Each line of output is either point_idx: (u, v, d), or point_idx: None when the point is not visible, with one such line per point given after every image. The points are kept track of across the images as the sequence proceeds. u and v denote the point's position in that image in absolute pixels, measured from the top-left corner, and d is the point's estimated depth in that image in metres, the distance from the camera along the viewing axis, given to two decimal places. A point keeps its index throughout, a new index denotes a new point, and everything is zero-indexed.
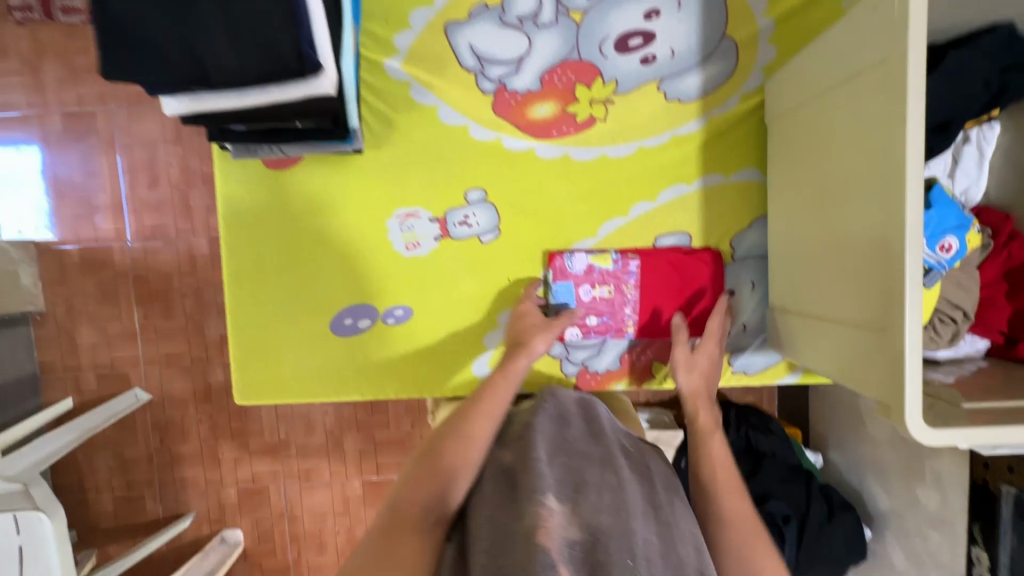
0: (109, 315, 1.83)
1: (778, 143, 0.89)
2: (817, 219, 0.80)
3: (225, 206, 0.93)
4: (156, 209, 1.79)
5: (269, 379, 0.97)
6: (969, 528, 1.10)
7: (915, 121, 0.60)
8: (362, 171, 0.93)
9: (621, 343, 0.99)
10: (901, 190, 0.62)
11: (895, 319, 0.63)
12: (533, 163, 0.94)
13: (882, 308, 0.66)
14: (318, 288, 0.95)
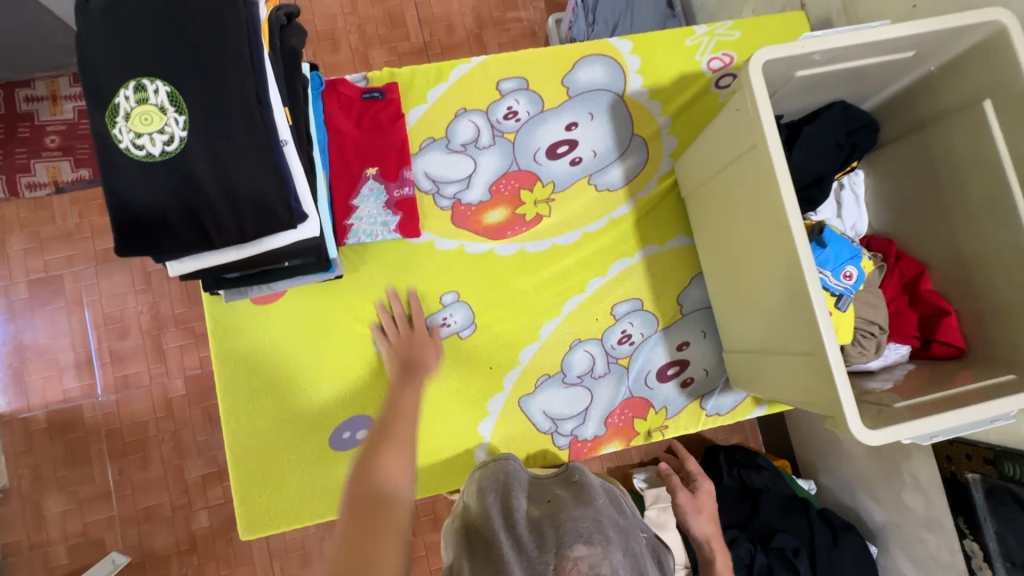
0: (80, 477, 1.75)
1: (696, 211, 1.06)
2: (740, 271, 0.95)
3: (218, 347, 0.99)
4: (128, 358, 1.78)
5: (274, 507, 0.97)
6: (957, 523, 1.17)
7: (788, 189, 0.77)
8: (343, 293, 1.02)
9: (602, 408, 1.06)
10: (793, 244, 0.77)
11: (820, 345, 0.76)
12: (496, 261, 1.06)
13: (809, 338, 0.79)
14: (313, 409, 1.00)
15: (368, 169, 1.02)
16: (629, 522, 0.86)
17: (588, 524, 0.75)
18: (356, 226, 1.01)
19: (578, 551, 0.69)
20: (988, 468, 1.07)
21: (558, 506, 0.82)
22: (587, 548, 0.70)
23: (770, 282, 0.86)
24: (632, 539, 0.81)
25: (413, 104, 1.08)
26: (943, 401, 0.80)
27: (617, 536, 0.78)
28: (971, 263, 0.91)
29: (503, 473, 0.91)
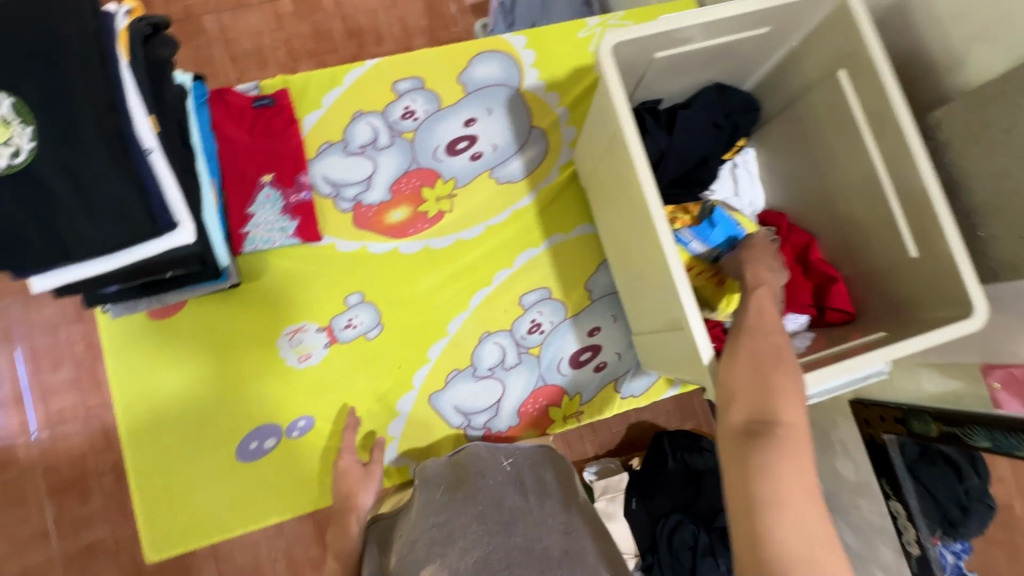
0: (17, 518, 1.69)
1: (594, 200, 1.09)
2: (629, 254, 0.98)
3: (115, 365, 0.97)
4: (62, 391, 1.73)
5: (182, 525, 0.96)
6: (880, 485, 1.19)
7: (646, 167, 0.80)
8: (244, 301, 1.01)
9: (515, 399, 1.06)
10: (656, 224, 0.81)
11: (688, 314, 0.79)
12: (401, 260, 1.06)
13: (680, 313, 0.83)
14: (219, 420, 0.98)
15: (263, 176, 1.02)
16: (473, 478, 0.85)
17: (421, 547, 0.75)
18: (252, 233, 1.00)
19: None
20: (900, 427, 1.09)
21: (401, 533, 0.80)
22: (428, 574, 0.72)
23: (648, 261, 0.89)
24: (474, 498, 0.81)
25: (307, 109, 1.07)
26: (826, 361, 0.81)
27: (451, 518, 0.78)
28: (850, 226, 0.93)
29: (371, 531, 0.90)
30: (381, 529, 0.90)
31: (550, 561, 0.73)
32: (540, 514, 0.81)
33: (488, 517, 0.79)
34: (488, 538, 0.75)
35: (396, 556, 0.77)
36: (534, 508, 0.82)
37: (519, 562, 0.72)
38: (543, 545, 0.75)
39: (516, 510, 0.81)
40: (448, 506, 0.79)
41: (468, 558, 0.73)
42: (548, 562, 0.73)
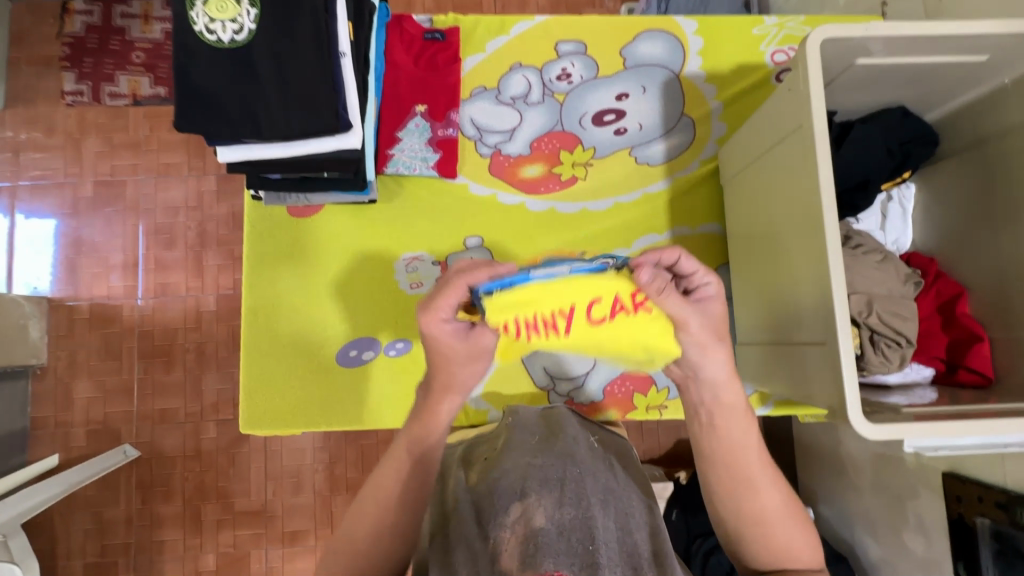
0: (109, 370, 1.87)
1: (732, 201, 1.04)
2: (767, 260, 0.92)
3: (252, 250, 1.05)
4: (169, 268, 1.89)
5: (276, 408, 1.04)
6: (955, 567, 1.13)
7: (827, 171, 0.76)
8: (375, 220, 1.07)
9: (603, 376, 1.08)
10: (824, 228, 0.76)
11: (833, 333, 0.74)
12: (525, 214, 1.09)
13: (821, 328, 0.77)
14: (331, 321, 1.05)
15: (417, 106, 1.06)
16: (569, 442, 0.88)
17: (517, 479, 0.78)
18: (396, 156, 1.05)
19: (512, 512, 0.72)
20: (998, 514, 1.03)
21: (490, 467, 0.85)
22: (522, 504, 0.73)
23: (794, 268, 0.84)
24: (574, 461, 0.82)
25: (471, 52, 1.09)
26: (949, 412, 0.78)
27: (551, 468, 0.80)
28: (1014, 289, 0.87)
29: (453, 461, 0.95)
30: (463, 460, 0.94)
31: (640, 561, 0.69)
32: (629, 505, 0.80)
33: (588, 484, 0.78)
34: (588, 502, 0.73)
35: (485, 479, 0.83)
36: (629, 501, 0.80)
37: (613, 541, 0.70)
38: (633, 539, 0.72)
39: (612, 491, 0.80)
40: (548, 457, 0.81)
41: (566, 506, 0.72)
42: (638, 562, 0.69)
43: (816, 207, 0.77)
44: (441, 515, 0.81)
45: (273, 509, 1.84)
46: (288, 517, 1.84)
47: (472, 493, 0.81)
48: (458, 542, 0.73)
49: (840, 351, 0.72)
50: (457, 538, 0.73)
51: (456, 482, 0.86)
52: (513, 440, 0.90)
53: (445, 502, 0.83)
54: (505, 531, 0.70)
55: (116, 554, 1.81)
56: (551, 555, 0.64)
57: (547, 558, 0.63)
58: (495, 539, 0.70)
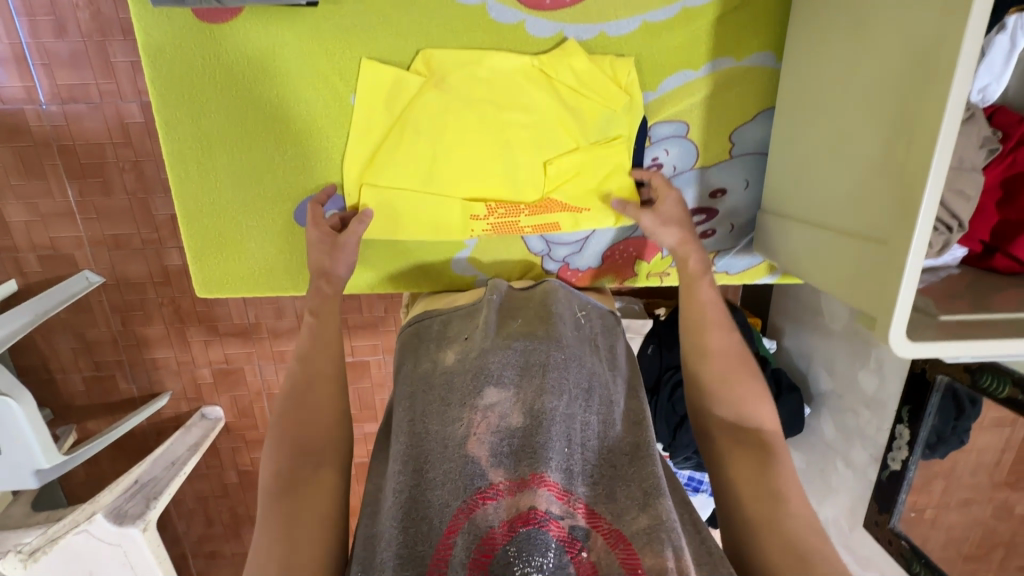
0: (38, 190, 1.63)
1: (800, 41, 0.80)
2: (835, 129, 0.75)
3: (153, 73, 0.78)
4: (69, 65, 1.50)
5: (233, 272, 0.91)
6: (899, 410, 1.24)
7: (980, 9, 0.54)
8: (319, 32, 0.79)
9: (602, 242, 0.97)
10: (945, 88, 0.57)
11: (899, 233, 0.62)
12: (525, 39, 0.82)
13: (891, 220, 0.64)
14: (279, 172, 0.86)
15: None
16: (557, 322, 0.87)
17: (496, 366, 0.79)
18: None
19: (488, 399, 0.75)
20: (963, 375, 1.10)
21: (468, 343, 0.85)
22: (499, 394, 0.76)
23: (874, 141, 0.68)
24: (559, 344, 0.83)
25: None
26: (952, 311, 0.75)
27: (533, 355, 0.81)
28: None
29: (427, 332, 0.92)
30: (437, 334, 0.92)
31: (618, 455, 0.77)
32: (612, 391, 0.85)
33: (571, 372, 0.80)
34: (570, 397, 0.77)
35: (461, 360, 0.83)
36: (611, 386, 0.86)
37: (593, 440, 0.76)
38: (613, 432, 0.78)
39: (596, 377, 0.84)
40: (532, 344, 0.82)
41: (547, 402, 0.75)
42: (618, 457, 0.77)
43: (945, 57, 0.57)
44: (413, 389, 0.83)
45: (257, 329, 1.86)
46: (273, 338, 1.88)
47: (445, 370, 0.82)
48: (429, 420, 0.76)
49: (909, 249, 0.60)
50: (426, 414, 0.77)
51: (431, 355, 0.87)
52: (495, 317, 0.88)
53: (420, 370, 0.85)
54: (475, 415, 0.73)
55: (110, 368, 1.87)
56: (529, 460, 0.69)
57: (526, 464, 0.69)
58: (465, 422, 0.73)
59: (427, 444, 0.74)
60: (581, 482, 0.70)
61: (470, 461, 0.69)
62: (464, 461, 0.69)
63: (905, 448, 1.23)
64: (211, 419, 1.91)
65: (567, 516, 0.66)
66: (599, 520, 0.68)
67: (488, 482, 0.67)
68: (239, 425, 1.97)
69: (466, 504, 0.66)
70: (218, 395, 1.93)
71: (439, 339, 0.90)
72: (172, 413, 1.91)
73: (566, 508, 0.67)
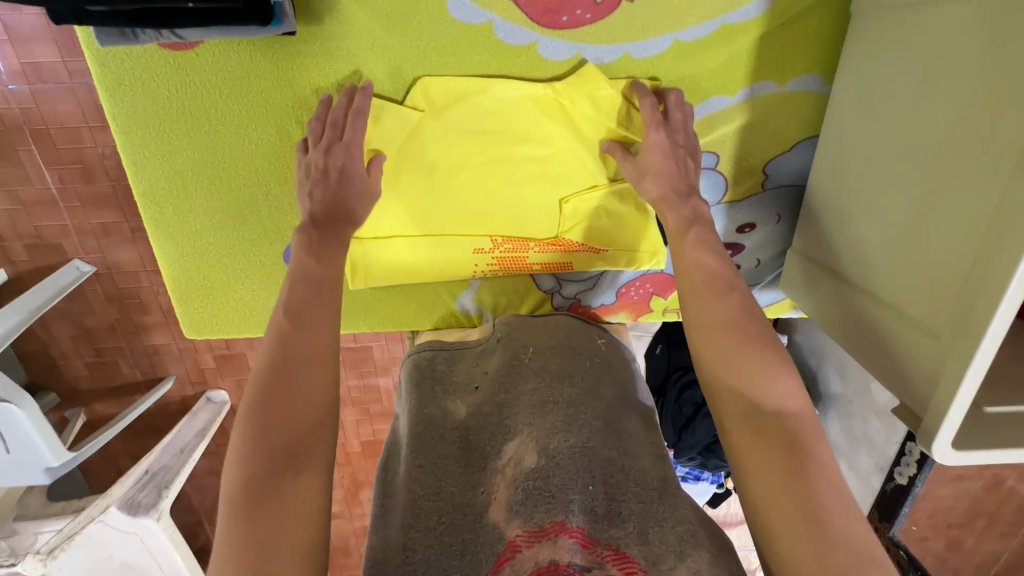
0: (14, 177, 1.54)
1: (860, 98, 0.76)
2: (911, 194, 0.70)
3: (114, 109, 0.69)
4: (32, 41, 1.36)
5: (223, 315, 0.85)
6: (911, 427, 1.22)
7: None
8: (314, 58, 0.71)
9: (617, 278, 0.94)
10: None
11: (983, 304, 0.58)
12: (541, 63, 0.76)
13: (965, 306, 0.61)
14: (268, 210, 0.78)
15: None
16: (571, 358, 0.84)
17: (511, 415, 0.76)
18: None
19: (505, 449, 0.73)
20: None
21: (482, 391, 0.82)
22: (515, 446, 0.73)
23: (957, 217, 0.64)
24: (572, 380, 0.80)
25: None
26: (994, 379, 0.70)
27: (546, 394, 0.78)
28: None
29: (430, 370, 0.87)
30: (443, 376, 0.87)
31: (647, 487, 0.71)
32: (630, 428, 0.81)
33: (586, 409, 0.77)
34: (586, 433, 0.73)
35: (474, 411, 0.80)
36: (626, 418, 0.82)
37: (614, 479, 0.71)
38: (635, 469, 0.73)
39: (610, 412, 0.80)
40: (545, 383, 0.79)
41: (561, 440, 0.71)
42: (647, 489, 0.71)
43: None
44: (419, 430, 0.78)
45: None
46: None
47: (461, 421, 0.80)
48: (444, 474, 0.72)
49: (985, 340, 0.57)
50: (438, 463, 0.73)
51: (439, 402, 0.82)
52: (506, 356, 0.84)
53: (425, 412, 0.80)
54: (496, 472, 0.71)
55: (111, 354, 1.85)
56: (546, 505, 0.63)
57: (542, 509, 0.63)
58: (486, 483, 0.71)
59: (440, 498, 0.69)
60: (606, 529, 0.65)
61: (491, 522, 0.65)
62: (483, 522, 0.66)
63: (914, 465, 1.22)
64: (217, 403, 1.92)
65: (592, 567, 0.59)
66: (632, 566, 0.61)
67: (506, 538, 0.62)
68: None
69: (487, 569, 0.61)
70: (222, 379, 1.93)
71: (445, 383, 0.86)
72: (178, 397, 1.91)
73: (591, 557, 0.60)
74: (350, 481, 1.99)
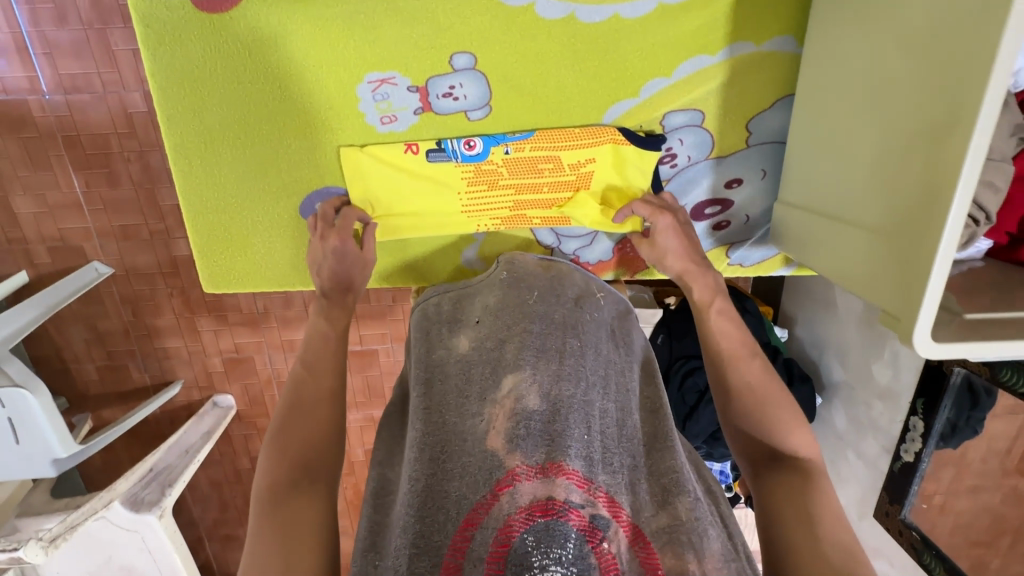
0: (44, 182, 1.61)
1: (826, 31, 0.76)
2: (867, 114, 0.71)
3: (154, 66, 0.77)
4: (71, 53, 1.46)
5: (241, 266, 0.93)
6: (913, 402, 1.22)
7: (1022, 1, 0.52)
8: (319, 19, 0.76)
9: (613, 236, 0.98)
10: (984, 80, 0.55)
11: (930, 229, 0.60)
12: (533, 24, 0.78)
13: (920, 211, 0.62)
14: (283, 167, 0.85)
15: None
16: (573, 310, 0.84)
17: (511, 353, 0.76)
18: None
19: (506, 388, 0.72)
20: (981, 368, 1.08)
21: (482, 333, 0.82)
22: (515, 379, 0.72)
23: (907, 127, 0.65)
24: (576, 333, 0.81)
25: None
26: (981, 306, 0.72)
27: (550, 344, 0.78)
28: None
29: (439, 313, 0.89)
30: (451, 318, 0.88)
31: (636, 444, 0.74)
32: (629, 379, 0.81)
33: (588, 361, 0.78)
34: (588, 383, 0.74)
35: (477, 346, 0.80)
36: (627, 374, 0.82)
37: (611, 428, 0.72)
38: (630, 422, 0.75)
39: (611, 366, 0.81)
40: (549, 331, 0.79)
41: (565, 388, 0.72)
42: (635, 444, 0.74)
43: (989, 39, 0.55)
44: (427, 376, 0.80)
45: (267, 319, 1.85)
46: (283, 327, 1.87)
47: (461, 358, 0.80)
48: (447, 413, 0.73)
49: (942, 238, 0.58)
50: (442, 403, 0.74)
51: (444, 342, 0.84)
52: (508, 300, 0.85)
53: (432, 359, 0.82)
54: (494, 405, 0.70)
55: (122, 358, 1.87)
56: (546, 448, 0.65)
57: (542, 450, 0.64)
58: (485, 415, 0.70)
59: (445, 435, 0.70)
60: (600, 471, 0.66)
61: (488, 451, 0.65)
62: (481, 454, 0.66)
63: (919, 440, 1.21)
64: (224, 407, 1.92)
65: (587, 505, 0.61)
66: (619, 510, 0.63)
67: (506, 469, 0.63)
68: (250, 414, 1.98)
69: (483, 496, 0.62)
70: (230, 384, 1.93)
71: (450, 324, 0.87)
72: (185, 402, 1.92)
73: (586, 497, 0.61)
74: (353, 492, 1.94)
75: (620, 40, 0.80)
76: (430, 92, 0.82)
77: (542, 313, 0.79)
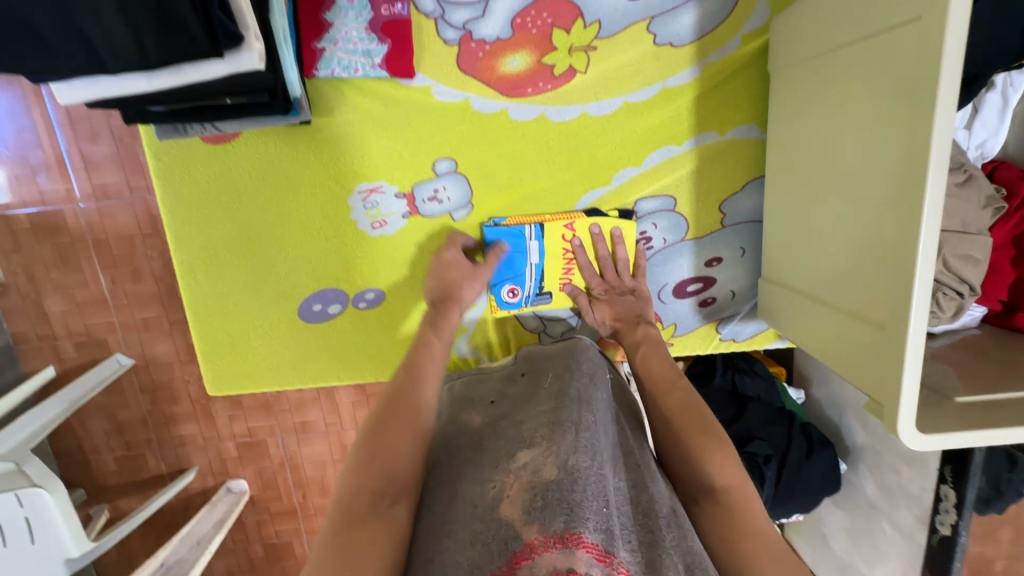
0: (74, 281, 1.69)
1: (783, 120, 0.82)
2: (828, 197, 0.75)
3: (166, 194, 0.85)
4: (103, 165, 1.59)
5: (245, 369, 0.97)
6: (941, 468, 1.14)
7: (942, 105, 0.57)
8: (314, 141, 0.84)
9: None
10: (922, 176, 0.59)
11: (900, 316, 0.62)
12: (510, 129, 0.85)
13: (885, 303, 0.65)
14: (278, 274, 0.91)
15: None
16: (585, 383, 0.79)
17: (524, 429, 0.69)
18: (328, 52, 0.79)
19: (521, 460, 0.63)
20: None
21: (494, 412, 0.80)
22: (530, 454, 0.63)
23: (866, 210, 0.68)
24: (589, 407, 0.72)
25: None
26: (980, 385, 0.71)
27: (562, 414, 0.70)
28: None
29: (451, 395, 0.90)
30: (463, 400, 0.87)
31: (656, 520, 0.62)
32: (642, 457, 0.74)
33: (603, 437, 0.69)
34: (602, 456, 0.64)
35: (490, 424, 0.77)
36: (639, 454, 0.75)
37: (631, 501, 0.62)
38: (649, 498, 0.65)
39: (622, 448, 0.74)
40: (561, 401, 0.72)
41: (582, 457, 0.61)
42: (655, 519, 0.62)
43: (919, 163, 0.59)
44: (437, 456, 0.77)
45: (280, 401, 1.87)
46: (295, 409, 1.88)
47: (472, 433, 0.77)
48: (459, 485, 0.66)
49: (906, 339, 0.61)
50: (455, 478, 0.69)
51: (456, 421, 0.82)
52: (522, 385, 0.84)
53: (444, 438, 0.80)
54: (509, 476, 0.61)
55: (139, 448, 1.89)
56: (562, 514, 0.53)
57: (559, 517, 0.53)
58: (500, 486, 0.61)
59: (454, 514, 0.61)
60: (621, 545, 0.54)
61: (505, 522, 0.54)
62: (496, 525, 0.55)
63: (954, 511, 1.11)
64: (237, 492, 1.90)
65: None
66: None
67: (522, 539, 0.52)
68: (263, 498, 1.96)
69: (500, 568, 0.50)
70: (243, 468, 1.93)
71: (465, 402, 0.86)
72: (200, 489, 1.91)
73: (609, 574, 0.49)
74: None
75: (592, 139, 0.86)
76: (415, 197, 0.88)
77: (553, 388, 0.73)
